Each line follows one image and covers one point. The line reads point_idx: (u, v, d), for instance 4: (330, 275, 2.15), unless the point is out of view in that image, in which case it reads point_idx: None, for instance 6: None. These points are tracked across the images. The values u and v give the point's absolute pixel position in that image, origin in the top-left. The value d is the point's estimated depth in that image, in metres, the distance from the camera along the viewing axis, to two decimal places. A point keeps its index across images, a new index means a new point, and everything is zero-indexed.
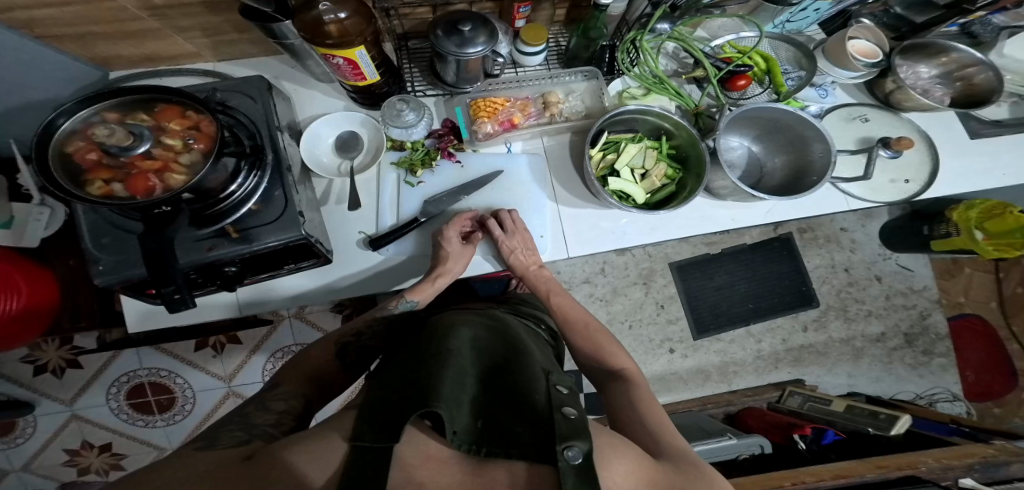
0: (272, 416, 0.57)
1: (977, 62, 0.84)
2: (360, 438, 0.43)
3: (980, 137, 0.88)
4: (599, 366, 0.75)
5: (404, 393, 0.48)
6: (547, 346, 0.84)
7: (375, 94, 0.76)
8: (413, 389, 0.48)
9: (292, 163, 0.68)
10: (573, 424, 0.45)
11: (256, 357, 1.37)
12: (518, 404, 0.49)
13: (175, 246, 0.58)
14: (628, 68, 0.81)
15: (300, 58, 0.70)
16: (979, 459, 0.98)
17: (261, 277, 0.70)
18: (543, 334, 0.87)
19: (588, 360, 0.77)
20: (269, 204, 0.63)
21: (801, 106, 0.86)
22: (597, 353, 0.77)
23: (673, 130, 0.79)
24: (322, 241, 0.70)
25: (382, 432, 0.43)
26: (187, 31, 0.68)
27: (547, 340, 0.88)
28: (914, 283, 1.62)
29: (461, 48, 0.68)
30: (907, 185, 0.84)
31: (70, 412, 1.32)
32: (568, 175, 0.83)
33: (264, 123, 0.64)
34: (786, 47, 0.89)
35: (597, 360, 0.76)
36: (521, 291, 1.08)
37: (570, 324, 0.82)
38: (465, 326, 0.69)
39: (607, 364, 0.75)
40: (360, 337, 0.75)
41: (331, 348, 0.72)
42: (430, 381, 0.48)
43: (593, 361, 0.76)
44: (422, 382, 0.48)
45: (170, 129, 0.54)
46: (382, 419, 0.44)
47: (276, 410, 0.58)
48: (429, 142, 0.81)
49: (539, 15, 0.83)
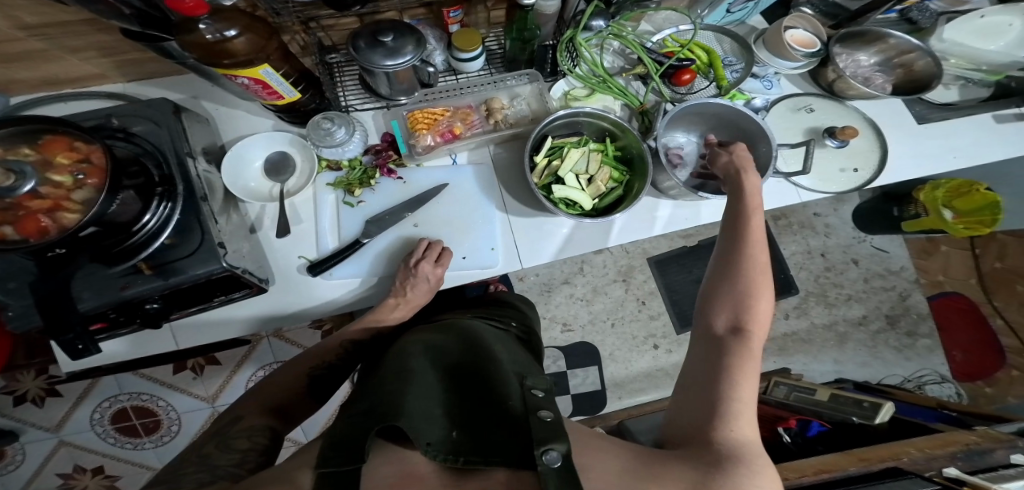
0: (237, 455, 0.50)
1: (916, 48, 0.83)
2: (326, 462, 0.38)
3: (928, 122, 0.86)
4: (733, 316, 0.53)
5: (363, 415, 0.44)
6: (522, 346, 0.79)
7: (301, 112, 0.73)
8: (372, 408, 0.45)
9: (211, 191, 0.64)
10: (550, 426, 0.42)
11: (242, 370, 1.30)
12: (493, 411, 0.47)
13: (90, 286, 0.56)
14: (570, 68, 0.79)
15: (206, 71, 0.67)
16: (960, 447, 0.96)
17: (190, 311, 0.67)
18: (513, 333, 0.82)
19: (718, 313, 0.54)
20: (185, 236, 0.59)
21: (746, 99, 0.84)
22: (747, 301, 0.54)
23: (616, 130, 0.77)
24: (253, 271, 0.66)
25: (349, 452, 0.39)
26: (80, 51, 0.66)
27: (519, 337, 0.83)
28: (891, 265, 1.61)
29: (386, 59, 0.65)
30: (857, 174, 0.82)
31: (57, 437, 1.26)
32: (515, 182, 0.81)
33: (172, 149, 0.61)
34: (727, 40, 0.87)
35: (734, 315, 0.54)
36: (502, 291, 1.02)
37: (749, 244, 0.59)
38: (432, 342, 0.64)
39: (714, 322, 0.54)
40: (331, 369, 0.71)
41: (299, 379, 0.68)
42: (392, 397, 0.45)
43: (725, 315, 0.54)
44: (383, 401, 0.45)
45: (57, 164, 0.50)
46: (351, 437, 0.40)
47: (241, 448, 0.52)
48: (367, 159, 0.78)
49: (475, 18, 0.82)
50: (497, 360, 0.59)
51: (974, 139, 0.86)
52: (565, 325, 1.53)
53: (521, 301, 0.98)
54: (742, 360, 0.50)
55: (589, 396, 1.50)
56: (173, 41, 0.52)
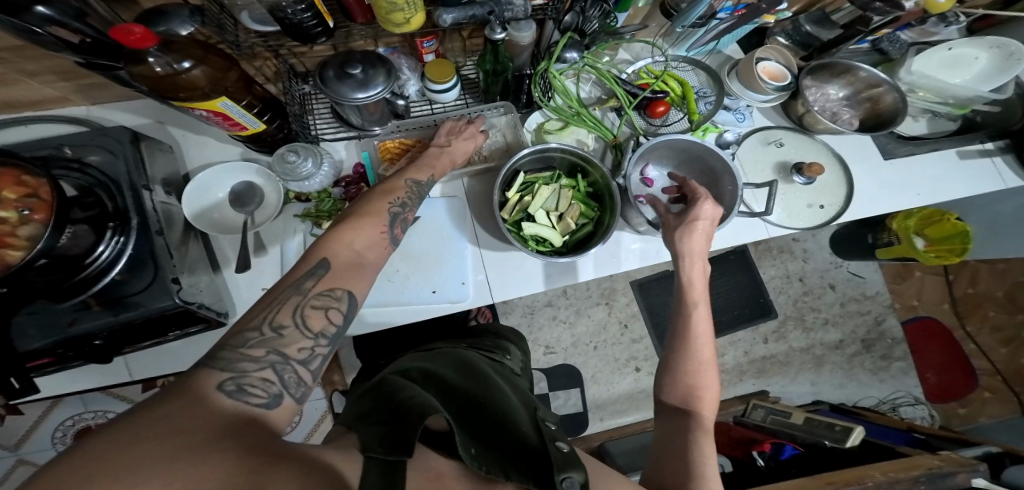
0: (308, 340, 0.45)
1: (883, 82, 0.85)
2: (371, 449, 0.36)
3: (892, 157, 0.88)
4: (682, 395, 0.60)
5: (387, 415, 0.40)
6: (518, 379, 0.77)
7: (268, 142, 0.72)
8: (394, 408, 0.41)
9: (169, 222, 0.62)
10: (567, 456, 0.43)
11: None
12: (513, 437, 0.44)
13: (39, 320, 0.55)
14: (544, 101, 0.79)
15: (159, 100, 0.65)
16: (924, 470, 0.96)
17: (144, 345, 0.65)
18: (510, 365, 0.79)
19: (673, 389, 0.61)
20: (138, 271, 0.57)
21: (717, 131, 0.86)
22: (692, 380, 0.61)
23: (587, 167, 0.76)
24: (210, 305, 0.64)
25: (394, 438, 0.35)
26: (38, 74, 0.64)
27: (515, 371, 0.80)
28: (867, 290, 1.63)
29: (356, 91, 0.65)
30: (823, 210, 0.84)
31: (15, 457, 1.19)
32: (487, 216, 0.81)
33: (128, 181, 0.59)
34: (702, 72, 0.88)
35: (687, 394, 0.60)
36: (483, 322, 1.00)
37: (695, 310, 0.65)
38: (431, 364, 0.61)
39: (673, 399, 0.61)
40: (405, 208, 0.63)
41: (384, 217, 0.60)
42: (418, 397, 0.42)
43: (677, 395, 0.61)
44: (407, 400, 0.41)
45: (4, 198, 0.48)
46: (393, 425, 0.37)
47: (315, 330, 0.45)
48: (337, 191, 0.77)
49: (450, 46, 0.82)
50: (502, 391, 0.56)
51: (938, 174, 0.88)
52: (547, 348, 1.52)
53: (507, 330, 0.96)
54: (697, 434, 0.57)
55: (569, 418, 1.49)
56: (125, 69, 0.54)
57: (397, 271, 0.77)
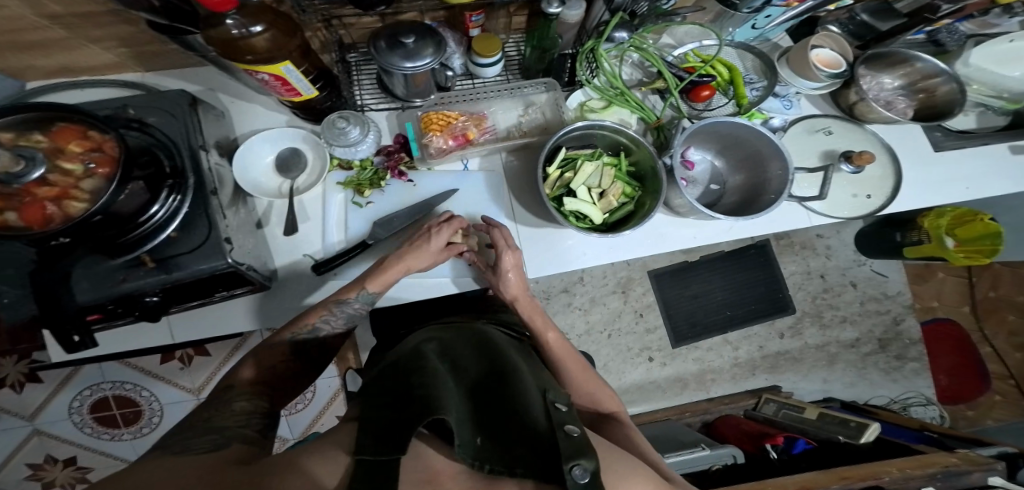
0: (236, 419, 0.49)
1: (941, 72, 0.84)
2: (363, 450, 0.36)
3: (942, 150, 0.87)
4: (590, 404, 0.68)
5: (393, 409, 0.39)
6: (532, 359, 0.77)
7: (316, 110, 0.73)
8: (405, 401, 0.40)
9: (221, 185, 0.63)
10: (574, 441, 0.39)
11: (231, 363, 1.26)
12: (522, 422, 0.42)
13: (88, 277, 0.54)
14: (588, 80, 0.79)
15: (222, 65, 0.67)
16: (940, 468, 0.97)
17: (190, 305, 0.66)
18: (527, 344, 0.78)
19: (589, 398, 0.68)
20: (191, 231, 0.58)
21: (764, 118, 0.85)
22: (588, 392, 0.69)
23: (631, 146, 0.76)
24: (256, 267, 0.65)
25: (385, 440, 0.35)
26: (101, 40, 0.64)
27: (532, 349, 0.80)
28: (887, 289, 1.62)
29: (405, 61, 0.64)
30: (869, 200, 0.83)
31: (31, 427, 1.20)
32: (525, 192, 0.81)
33: (185, 142, 0.60)
34: (750, 57, 0.87)
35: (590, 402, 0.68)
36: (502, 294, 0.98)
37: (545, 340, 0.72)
38: (441, 343, 0.60)
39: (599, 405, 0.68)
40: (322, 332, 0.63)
41: (285, 349, 0.60)
42: (424, 390, 0.40)
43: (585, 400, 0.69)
44: (416, 393, 0.40)
45: (69, 151, 0.49)
46: (388, 425, 0.37)
47: (239, 412, 0.49)
48: (378, 160, 0.77)
49: (495, 23, 0.81)
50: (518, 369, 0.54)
51: (980, 172, 0.87)
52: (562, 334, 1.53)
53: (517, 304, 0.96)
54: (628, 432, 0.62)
55: None
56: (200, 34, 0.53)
57: None
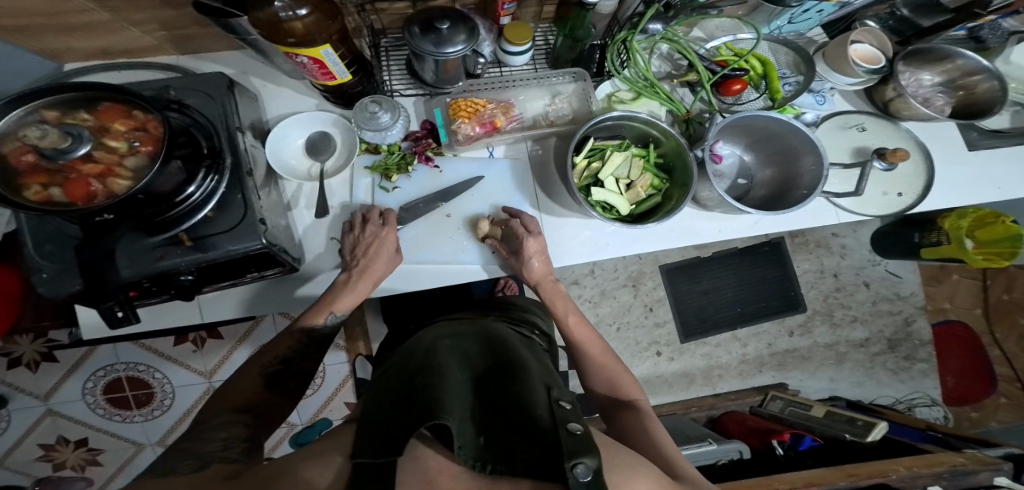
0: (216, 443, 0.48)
1: (982, 69, 0.82)
2: (361, 453, 0.36)
3: (977, 150, 0.86)
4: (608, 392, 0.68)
5: (398, 411, 0.40)
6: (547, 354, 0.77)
7: (347, 95, 0.73)
8: (411, 401, 0.40)
9: (255, 167, 0.64)
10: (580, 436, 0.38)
11: (242, 348, 1.28)
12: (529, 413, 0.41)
13: (125, 254, 0.55)
14: (618, 70, 0.78)
15: (259, 49, 0.67)
16: (946, 467, 0.98)
17: (221, 285, 0.67)
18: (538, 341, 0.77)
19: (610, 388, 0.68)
20: (226, 210, 0.58)
21: (796, 114, 0.84)
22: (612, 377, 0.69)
23: (662, 138, 0.76)
24: (287, 249, 0.66)
25: (383, 444, 0.36)
26: (142, 23, 0.64)
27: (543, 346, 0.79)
28: (900, 290, 1.62)
29: (439, 47, 0.64)
30: (899, 198, 0.83)
31: (45, 407, 1.22)
32: (550, 181, 0.81)
33: (223, 123, 0.60)
34: (785, 51, 0.85)
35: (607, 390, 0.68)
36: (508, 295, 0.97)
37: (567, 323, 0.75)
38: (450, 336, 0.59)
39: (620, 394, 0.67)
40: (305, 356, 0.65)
41: (256, 379, 0.60)
42: (428, 389, 0.40)
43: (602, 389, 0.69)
44: (422, 391, 0.40)
45: (114, 130, 0.49)
46: (385, 431, 0.38)
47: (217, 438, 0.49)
48: (405, 146, 0.77)
49: (525, 11, 0.80)
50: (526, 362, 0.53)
51: (1013, 173, 0.86)
52: None
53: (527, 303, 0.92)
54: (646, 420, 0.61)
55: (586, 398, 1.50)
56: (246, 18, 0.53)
57: (453, 229, 0.77)
